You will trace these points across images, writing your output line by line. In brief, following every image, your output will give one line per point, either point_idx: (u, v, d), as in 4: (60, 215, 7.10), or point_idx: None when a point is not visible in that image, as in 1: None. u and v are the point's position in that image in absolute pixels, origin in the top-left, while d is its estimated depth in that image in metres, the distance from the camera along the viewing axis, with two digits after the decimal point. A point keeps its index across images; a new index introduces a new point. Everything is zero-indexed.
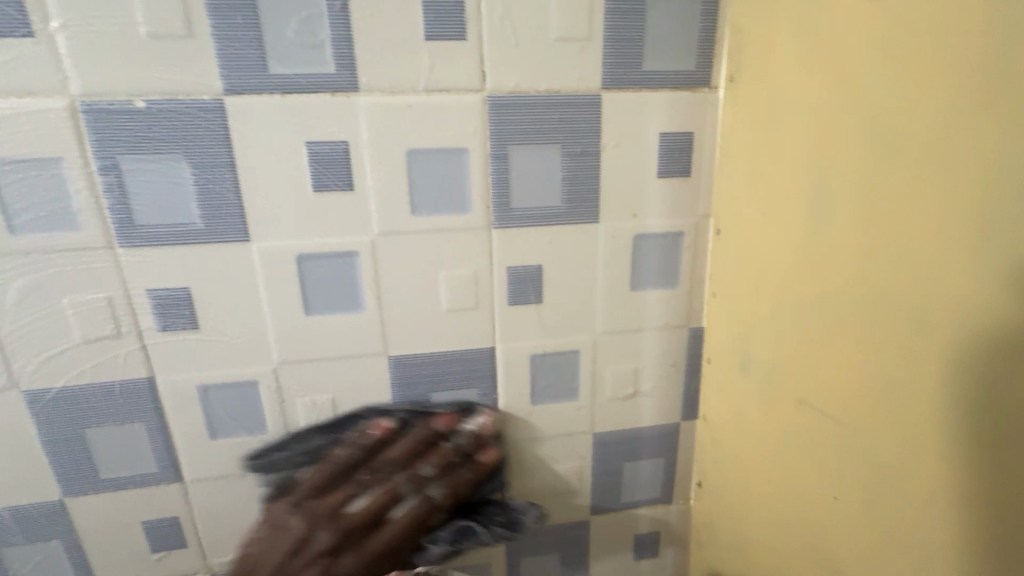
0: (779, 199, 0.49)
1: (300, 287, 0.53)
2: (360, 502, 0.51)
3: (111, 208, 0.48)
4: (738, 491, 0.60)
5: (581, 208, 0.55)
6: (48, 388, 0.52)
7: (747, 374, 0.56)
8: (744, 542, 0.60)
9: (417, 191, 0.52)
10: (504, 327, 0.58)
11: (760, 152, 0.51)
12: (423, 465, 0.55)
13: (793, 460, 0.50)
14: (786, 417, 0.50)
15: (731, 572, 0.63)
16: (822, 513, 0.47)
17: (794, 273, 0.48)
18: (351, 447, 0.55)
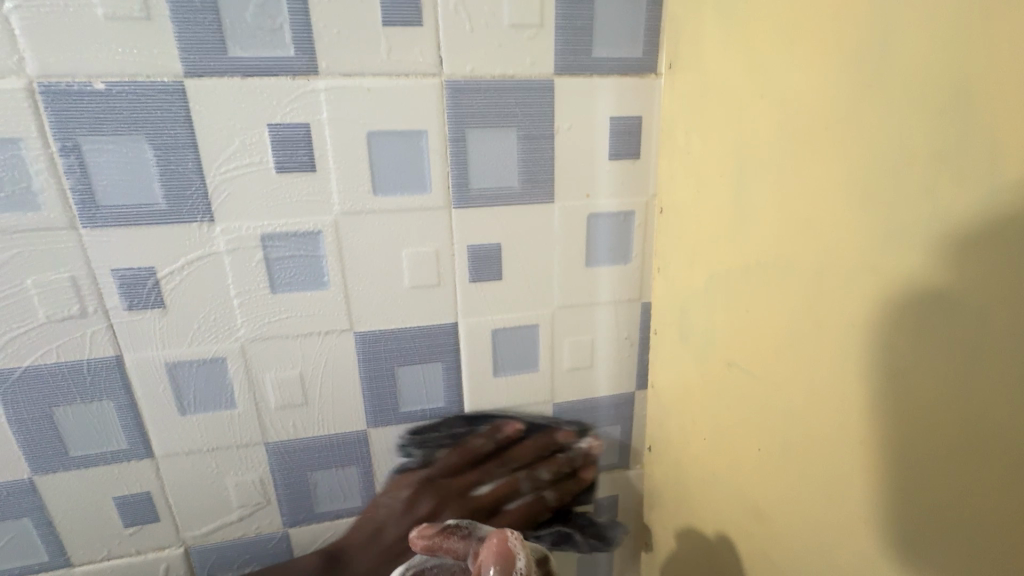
0: (713, 180, 0.53)
1: (265, 267, 0.55)
2: (486, 487, 0.63)
3: (73, 188, 0.49)
4: (682, 451, 0.65)
5: (537, 188, 0.58)
6: (14, 368, 0.53)
7: (688, 343, 0.61)
8: (688, 499, 0.65)
9: (379, 173, 0.54)
10: (466, 303, 0.61)
11: (697, 135, 0.55)
12: (529, 449, 0.66)
13: (728, 420, 0.55)
14: (722, 381, 0.55)
15: (678, 526, 0.68)
16: (751, 466, 0.53)
17: (727, 247, 0.52)
18: (481, 469, 0.64)
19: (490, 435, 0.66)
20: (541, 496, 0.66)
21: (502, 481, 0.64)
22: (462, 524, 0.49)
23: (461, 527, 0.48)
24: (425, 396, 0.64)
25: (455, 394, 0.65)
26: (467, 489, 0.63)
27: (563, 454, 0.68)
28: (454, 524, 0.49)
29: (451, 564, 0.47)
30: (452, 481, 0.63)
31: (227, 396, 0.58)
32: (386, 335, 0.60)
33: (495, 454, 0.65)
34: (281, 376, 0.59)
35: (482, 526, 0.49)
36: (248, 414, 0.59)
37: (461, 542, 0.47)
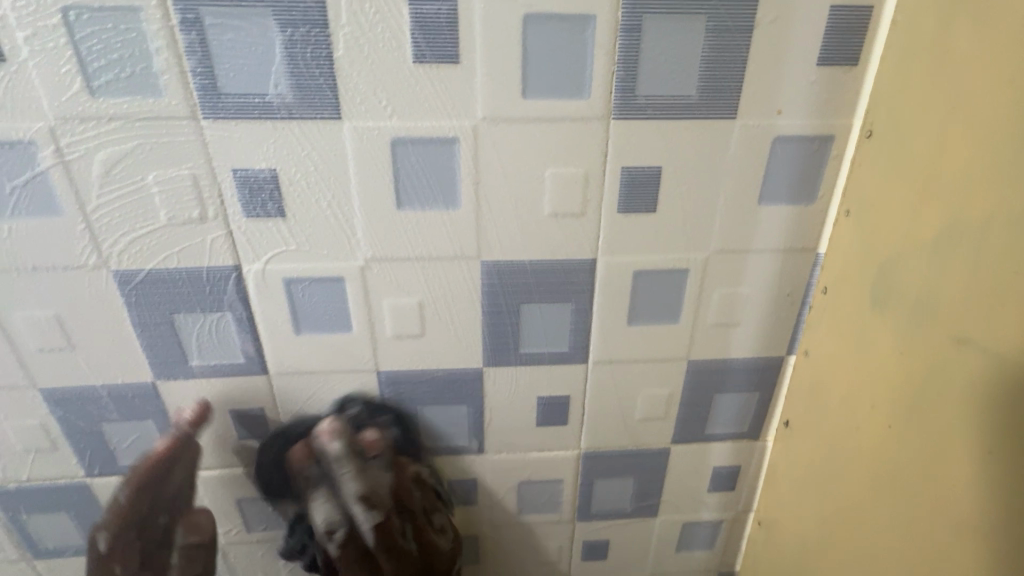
0: (987, 79, 0.36)
1: (391, 177, 0.48)
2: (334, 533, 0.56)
3: (194, 71, 0.43)
4: (830, 433, 0.54)
5: (718, 99, 0.47)
6: (137, 270, 0.50)
7: (886, 309, 0.46)
8: (828, 490, 0.55)
9: (532, 70, 0.44)
10: (610, 237, 0.52)
11: (953, 19, 0.39)
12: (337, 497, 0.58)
13: (928, 412, 0.42)
14: (937, 361, 0.41)
15: (805, 515, 0.59)
16: (953, 473, 0.40)
17: (980, 177, 0.37)
18: None
19: None
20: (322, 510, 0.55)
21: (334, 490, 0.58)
22: (333, 456, 0.51)
23: (316, 454, 0.52)
24: (548, 339, 0.57)
25: (579, 340, 0.57)
26: None
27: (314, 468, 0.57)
28: (322, 454, 0.51)
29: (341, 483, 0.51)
30: None
31: (344, 318, 0.54)
32: (516, 268, 0.53)
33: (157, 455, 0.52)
34: (399, 303, 0.54)
35: (337, 466, 0.50)
36: (363, 340, 0.55)
37: (313, 472, 0.51)
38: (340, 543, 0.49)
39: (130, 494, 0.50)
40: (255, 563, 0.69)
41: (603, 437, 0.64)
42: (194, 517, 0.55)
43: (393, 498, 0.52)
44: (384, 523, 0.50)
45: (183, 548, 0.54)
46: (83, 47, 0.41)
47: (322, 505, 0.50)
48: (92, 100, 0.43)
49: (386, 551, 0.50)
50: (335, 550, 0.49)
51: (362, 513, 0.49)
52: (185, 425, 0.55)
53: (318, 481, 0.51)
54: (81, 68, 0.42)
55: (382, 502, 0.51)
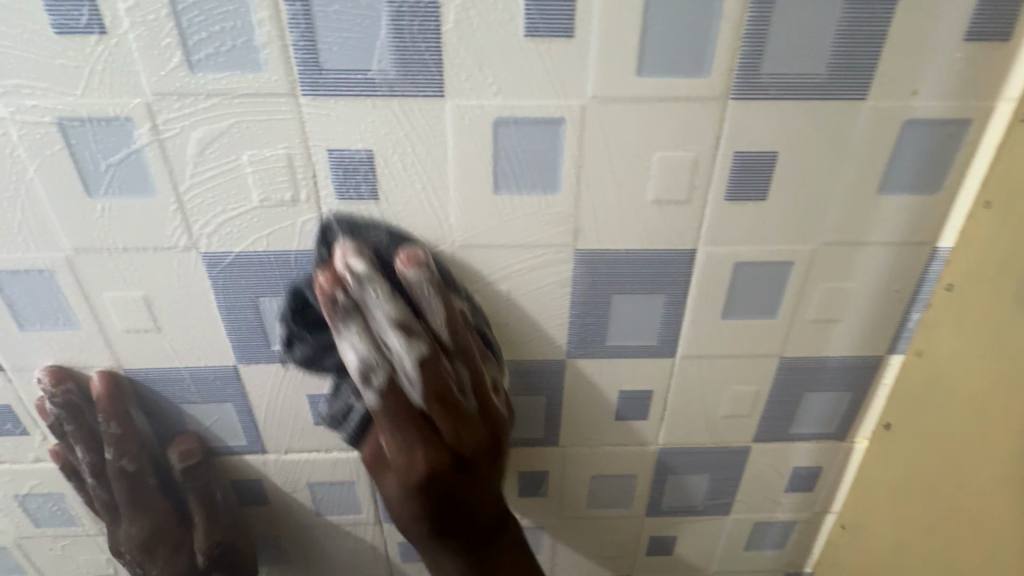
0: None
1: (491, 159, 0.45)
2: (351, 352, 0.41)
3: (297, 45, 0.41)
4: (938, 436, 0.52)
5: (849, 79, 0.43)
6: (226, 252, 0.49)
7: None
8: (936, 494, 0.52)
9: (650, 44, 0.41)
10: (714, 227, 0.49)
11: None
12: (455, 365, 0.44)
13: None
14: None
15: (901, 522, 0.57)
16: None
17: None
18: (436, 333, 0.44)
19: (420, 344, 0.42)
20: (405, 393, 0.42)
21: (380, 340, 0.42)
22: (416, 281, 0.43)
23: (364, 311, 0.42)
24: (637, 331, 0.55)
25: (669, 334, 0.55)
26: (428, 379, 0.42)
27: (426, 309, 0.44)
28: (347, 275, 0.42)
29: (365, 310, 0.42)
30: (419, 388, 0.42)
31: None
32: (611, 257, 0.50)
33: (104, 402, 0.55)
34: (488, 290, 0.52)
35: (427, 296, 0.44)
36: None
37: (338, 312, 0.42)
38: (411, 360, 0.42)
39: (119, 423, 0.55)
40: (323, 547, 0.69)
41: (683, 434, 0.62)
42: (183, 446, 0.59)
43: (447, 334, 0.44)
44: (435, 358, 0.43)
45: (184, 473, 0.59)
46: (185, 19, 0.40)
47: (381, 326, 0.42)
48: (191, 76, 0.42)
49: (438, 401, 0.42)
50: (420, 398, 0.42)
51: (402, 340, 0.41)
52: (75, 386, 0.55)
53: (347, 318, 0.42)
54: (181, 40, 0.40)
55: (454, 315, 0.44)
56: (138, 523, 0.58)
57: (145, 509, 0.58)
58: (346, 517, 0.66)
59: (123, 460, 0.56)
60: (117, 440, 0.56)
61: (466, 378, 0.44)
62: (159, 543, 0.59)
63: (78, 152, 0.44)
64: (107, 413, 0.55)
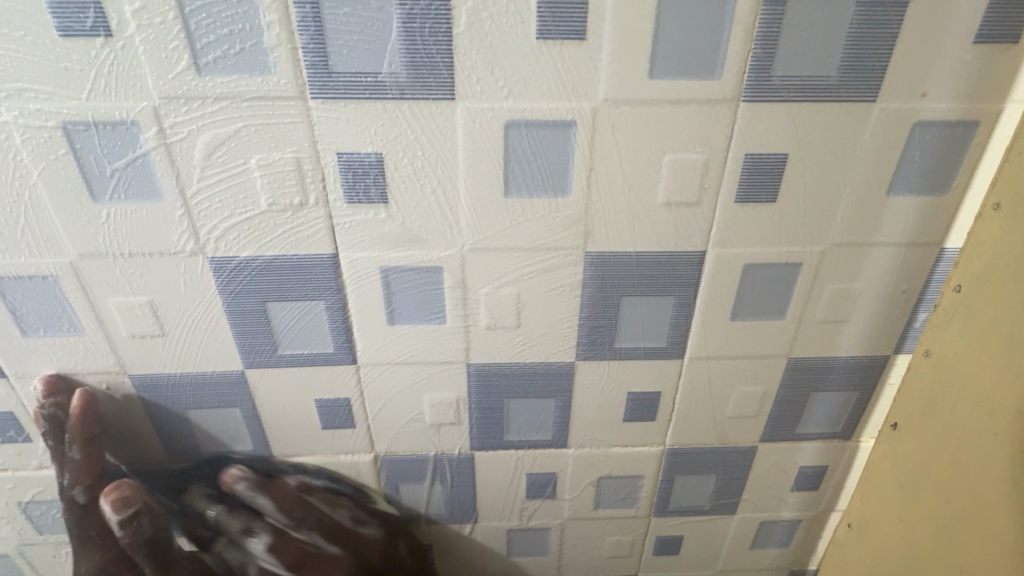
0: None
1: (501, 162, 0.45)
2: (254, 540, 0.56)
3: (306, 47, 0.40)
4: (939, 433, 0.53)
5: (860, 80, 0.43)
6: (233, 257, 0.48)
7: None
8: (946, 494, 0.52)
9: (662, 46, 0.41)
10: (723, 229, 0.49)
11: None
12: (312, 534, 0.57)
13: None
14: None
15: (905, 519, 0.57)
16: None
17: None
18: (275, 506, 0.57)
19: (280, 515, 0.57)
20: (282, 528, 0.57)
21: (248, 516, 0.57)
22: (243, 495, 0.57)
23: (218, 529, 0.57)
24: (646, 333, 0.55)
25: (678, 335, 0.55)
26: (281, 526, 0.57)
27: (258, 492, 0.57)
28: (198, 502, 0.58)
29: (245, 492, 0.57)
30: (280, 543, 0.56)
31: (438, 309, 0.52)
32: (621, 259, 0.50)
33: (72, 423, 0.53)
34: (496, 294, 0.52)
35: (257, 497, 0.57)
36: (456, 332, 0.54)
37: (242, 501, 0.58)
38: (263, 548, 0.55)
39: (80, 448, 0.54)
40: None
41: (691, 434, 0.62)
42: (116, 496, 0.52)
43: (286, 512, 0.57)
44: (285, 533, 0.56)
45: (122, 527, 0.51)
46: (193, 20, 0.39)
47: (233, 527, 0.57)
48: (198, 78, 0.41)
49: (299, 564, 0.55)
50: (286, 567, 0.55)
51: (252, 536, 0.56)
52: (65, 398, 0.54)
53: (218, 540, 0.58)
54: (189, 43, 0.40)
55: (285, 496, 0.58)
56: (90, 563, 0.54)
57: (96, 547, 0.54)
58: None
59: (76, 487, 0.54)
60: (76, 465, 0.54)
61: (321, 535, 0.57)
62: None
63: (82, 157, 0.44)
64: (73, 435, 0.53)
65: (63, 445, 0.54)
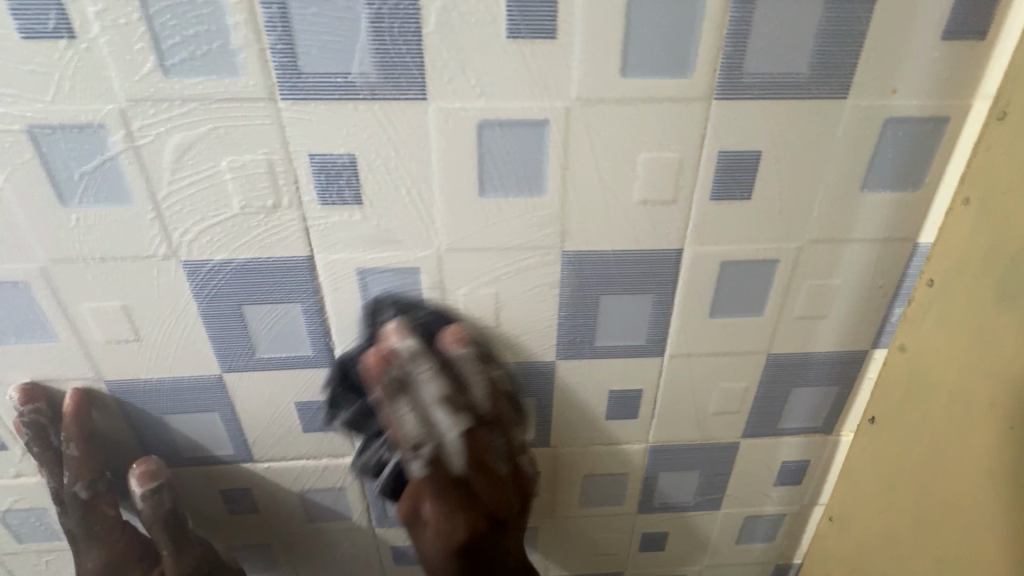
0: None
1: (476, 161, 0.45)
2: (408, 418, 0.46)
3: (274, 48, 0.40)
4: (910, 426, 0.54)
5: (830, 78, 0.43)
6: (207, 260, 0.48)
7: (1018, 307, 0.42)
8: (926, 487, 0.52)
9: (633, 44, 0.41)
10: (700, 226, 0.49)
11: None
12: (437, 414, 0.47)
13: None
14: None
15: (884, 512, 0.58)
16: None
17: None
18: (469, 401, 0.49)
19: (385, 402, 0.47)
20: (474, 430, 0.48)
21: (434, 397, 0.47)
22: (408, 359, 0.48)
23: (410, 385, 0.47)
24: (625, 331, 0.55)
25: (657, 333, 0.55)
26: (442, 398, 0.47)
27: (467, 380, 0.49)
28: (396, 358, 0.47)
29: (438, 378, 0.48)
30: (430, 407, 0.47)
31: (416, 309, 0.52)
32: (598, 258, 0.50)
33: (68, 422, 0.53)
34: (475, 294, 0.51)
35: (422, 387, 0.47)
36: None
37: (393, 382, 0.47)
38: (452, 430, 0.47)
39: (77, 447, 0.54)
40: (316, 552, 0.68)
41: (673, 431, 0.62)
42: (143, 468, 0.55)
43: (484, 410, 0.49)
44: (476, 429, 0.48)
45: (144, 498, 0.54)
46: (158, 22, 0.39)
47: (427, 403, 0.47)
48: (165, 81, 0.41)
49: (477, 471, 0.48)
50: (460, 464, 0.47)
51: (447, 414, 0.47)
52: (45, 405, 0.54)
53: (394, 395, 0.47)
54: (154, 44, 0.39)
55: (484, 398, 0.49)
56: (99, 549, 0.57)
57: (101, 540, 0.57)
58: (338, 522, 0.66)
59: (77, 485, 0.55)
60: (75, 464, 0.54)
61: (504, 446, 0.50)
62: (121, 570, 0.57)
63: (51, 160, 0.43)
64: (67, 435, 0.53)
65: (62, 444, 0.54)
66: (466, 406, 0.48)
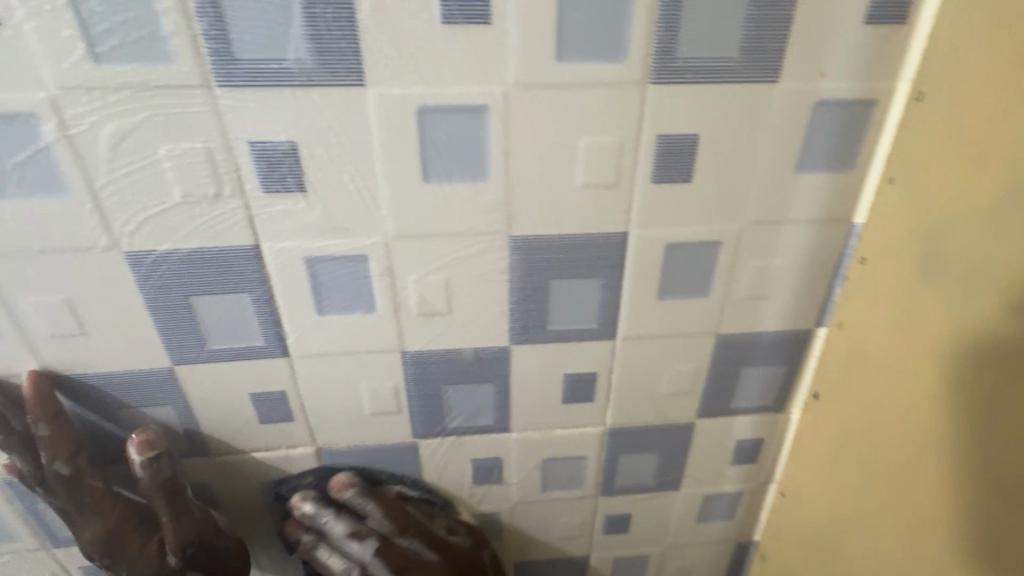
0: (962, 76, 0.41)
1: (418, 148, 0.45)
2: (336, 561, 0.56)
3: (206, 35, 0.40)
4: (850, 400, 0.56)
5: (759, 62, 0.45)
6: (150, 251, 0.48)
7: (920, 283, 0.46)
8: (871, 463, 0.54)
9: (567, 30, 0.42)
10: (643, 210, 0.50)
11: None
12: (357, 546, 0.55)
13: (1003, 385, 0.40)
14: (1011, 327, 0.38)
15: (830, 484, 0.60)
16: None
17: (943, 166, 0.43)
18: (380, 519, 0.57)
19: (313, 533, 0.58)
20: (388, 539, 0.56)
21: (353, 530, 0.56)
22: (353, 501, 0.58)
23: (324, 533, 0.57)
24: (576, 315, 0.56)
25: (608, 317, 0.56)
26: (352, 532, 0.56)
27: (366, 517, 0.58)
28: (302, 518, 0.58)
29: (326, 522, 0.57)
30: (349, 541, 0.56)
31: (367, 297, 0.52)
32: (546, 243, 0.51)
33: (32, 403, 0.51)
34: (425, 281, 0.52)
35: (334, 524, 0.57)
36: (388, 320, 0.54)
37: (308, 540, 0.58)
38: (369, 555, 0.55)
39: (48, 424, 0.51)
40: (280, 545, 0.68)
41: (629, 413, 0.64)
42: (141, 437, 0.53)
43: (392, 522, 0.57)
44: (390, 542, 0.56)
45: (144, 467, 0.52)
46: (85, 8, 0.38)
47: (338, 539, 0.56)
48: (97, 68, 0.40)
49: (402, 569, 0.55)
50: (386, 573, 0.55)
51: (359, 543, 0.55)
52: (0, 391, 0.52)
53: (312, 549, 0.57)
54: (83, 30, 0.39)
55: (393, 505, 0.59)
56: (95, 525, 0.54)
57: (99, 513, 0.54)
58: None
59: (58, 462, 0.52)
60: (50, 442, 0.52)
61: (421, 543, 0.58)
62: (119, 544, 0.54)
63: None
64: (36, 414, 0.51)
65: (31, 426, 0.51)
66: (369, 524, 0.57)
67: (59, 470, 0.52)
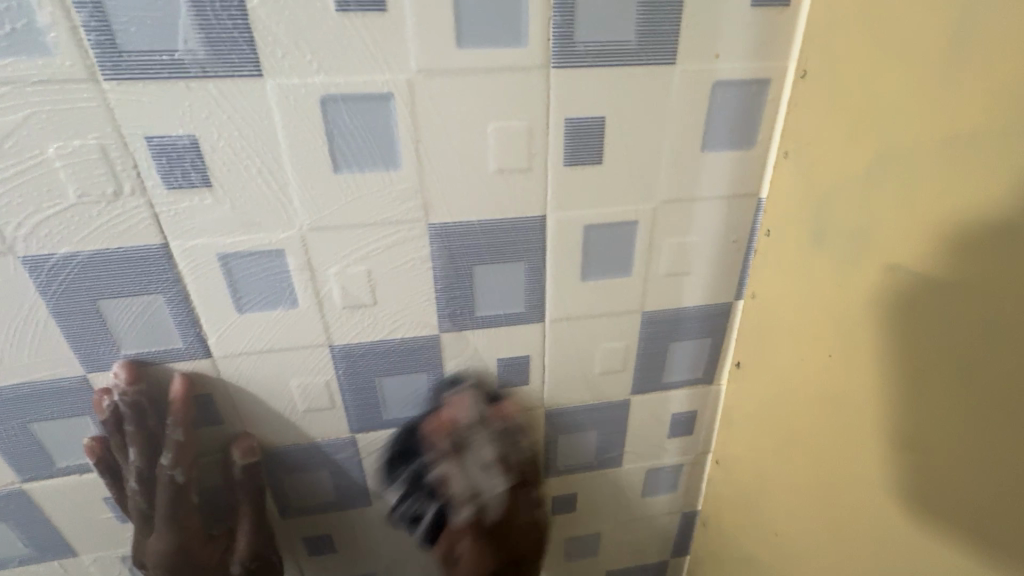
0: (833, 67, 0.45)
1: (325, 138, 0.45)
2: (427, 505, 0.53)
3: (87, 26, 0.38)
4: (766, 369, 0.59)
5: (656, 44, 0.46)
6: (49, 255, 0.46)
7: (807, 270, 0.51)
8: (780, 441, 0.58)
9: (466, 15, 0.42)
10: (558, 193, 0.51)
11: None
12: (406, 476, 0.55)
13: (887, 372, 0.42)
14: (902, 317, 0.40)
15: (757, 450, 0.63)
16: (957, 431, 0.37)
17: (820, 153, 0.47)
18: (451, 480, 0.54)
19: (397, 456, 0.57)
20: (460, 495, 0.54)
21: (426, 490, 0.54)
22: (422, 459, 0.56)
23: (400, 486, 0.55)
24: (503, 299, 0.57)
25: (535, 299, 0.57)
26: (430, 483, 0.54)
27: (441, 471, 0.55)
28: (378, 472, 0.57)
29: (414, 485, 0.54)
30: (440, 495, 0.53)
31: (288, 290, 0.51)
32: (465, 228, 0.52)
33: (176, 404, 0.52)
34: (347, 272, 0.52)
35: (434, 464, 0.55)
36: (313, 313, 0.53)
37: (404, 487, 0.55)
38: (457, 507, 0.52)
39: (184, 428, 0.52)
40: None
41: (565, 394, 0.65)
42: (246, 442, 0.58)
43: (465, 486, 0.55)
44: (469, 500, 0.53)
45: (244, 470, 0.57)
46: None
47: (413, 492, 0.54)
48: None
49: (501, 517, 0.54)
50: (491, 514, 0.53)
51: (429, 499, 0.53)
52: (145, 387, 0.52)
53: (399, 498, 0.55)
54: None
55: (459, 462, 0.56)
56: (171, 533, 0.52)
57: (178, 527, 0.53)
58: None
59: (175, 468, 0.52)
60: (179, 446, 0.52)
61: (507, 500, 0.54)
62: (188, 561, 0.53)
63: None
64: (174, 416, 0.52)
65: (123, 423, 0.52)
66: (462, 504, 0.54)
67: (178, 478, 0.52)
